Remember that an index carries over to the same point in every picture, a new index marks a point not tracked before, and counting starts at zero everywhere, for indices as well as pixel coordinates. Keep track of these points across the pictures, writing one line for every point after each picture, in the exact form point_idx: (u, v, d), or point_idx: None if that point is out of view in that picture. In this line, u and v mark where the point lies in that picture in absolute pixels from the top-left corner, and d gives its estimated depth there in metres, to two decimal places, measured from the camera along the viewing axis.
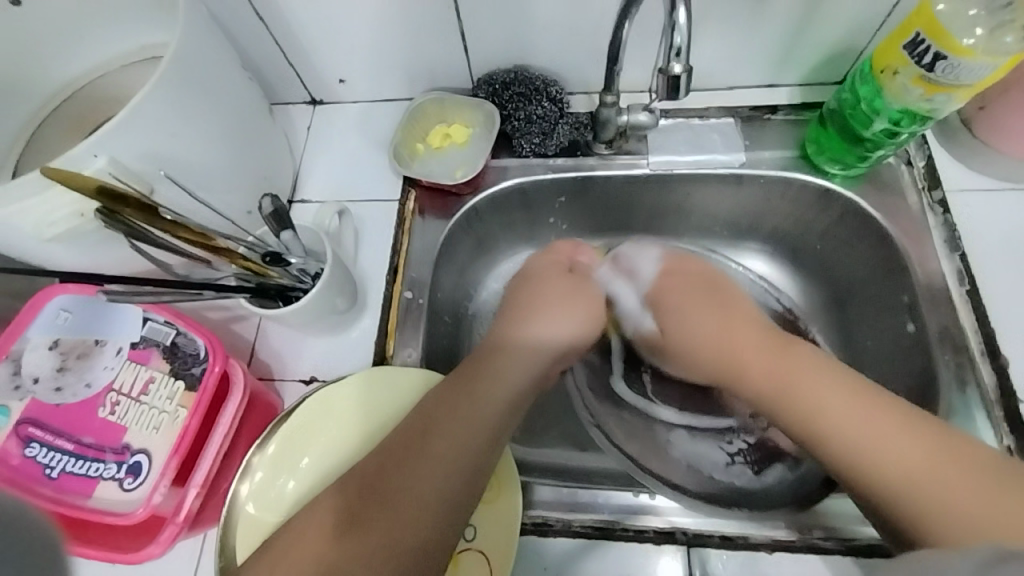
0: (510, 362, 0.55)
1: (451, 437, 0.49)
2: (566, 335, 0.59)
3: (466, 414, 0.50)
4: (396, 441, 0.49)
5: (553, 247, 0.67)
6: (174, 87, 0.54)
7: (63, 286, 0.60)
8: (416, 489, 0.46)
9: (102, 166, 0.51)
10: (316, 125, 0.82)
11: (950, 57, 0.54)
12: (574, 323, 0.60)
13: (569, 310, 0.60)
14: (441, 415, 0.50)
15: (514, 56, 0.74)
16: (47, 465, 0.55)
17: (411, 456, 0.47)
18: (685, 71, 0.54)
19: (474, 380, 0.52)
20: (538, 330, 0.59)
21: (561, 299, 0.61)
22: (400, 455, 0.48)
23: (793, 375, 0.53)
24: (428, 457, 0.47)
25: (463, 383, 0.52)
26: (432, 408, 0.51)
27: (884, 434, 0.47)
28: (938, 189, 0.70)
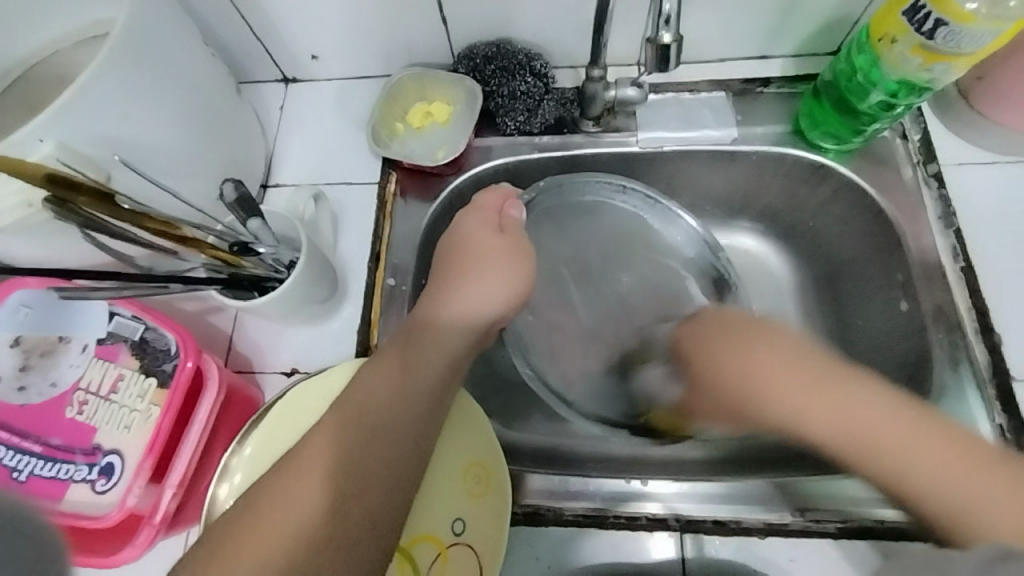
0: (434, 332, 0.53)
1: (387, 415, 0.47)
2: (496, 300, 0.57)
3: (397, 390, 0.48)
4: (330, 423, 0.46)
5: (478, 199, 0.63)
6: (124, 64, 0.50)
7: (22, 280, 0.56)
8: (374, 468, 0.45)
9: (50, 151, 0.47)
10: (289, 105, 0.77)
11: (952, 24, 0.52)
12: (504, 288, 0.58)
13: (503, 276, 0.58)
14: (374, 396, 0.48)
15: (496, 28, 0.70)
16: (14, 468, 0.53)
17: (358, 440, 0.45)
18: (675, 40, 0.51)
19: (406, 355, 0.51)
20: (468, 297, 0.56)
21: (491, 265, 0.58)
22: (349, 442, 0.45)
23: (824, 397, 0.48)
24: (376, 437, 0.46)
25: (401, 354, 0.51)
26: (366, 390, 0.48)
27: (927, 455, 0.44)
28: (933, 163, 0.68)
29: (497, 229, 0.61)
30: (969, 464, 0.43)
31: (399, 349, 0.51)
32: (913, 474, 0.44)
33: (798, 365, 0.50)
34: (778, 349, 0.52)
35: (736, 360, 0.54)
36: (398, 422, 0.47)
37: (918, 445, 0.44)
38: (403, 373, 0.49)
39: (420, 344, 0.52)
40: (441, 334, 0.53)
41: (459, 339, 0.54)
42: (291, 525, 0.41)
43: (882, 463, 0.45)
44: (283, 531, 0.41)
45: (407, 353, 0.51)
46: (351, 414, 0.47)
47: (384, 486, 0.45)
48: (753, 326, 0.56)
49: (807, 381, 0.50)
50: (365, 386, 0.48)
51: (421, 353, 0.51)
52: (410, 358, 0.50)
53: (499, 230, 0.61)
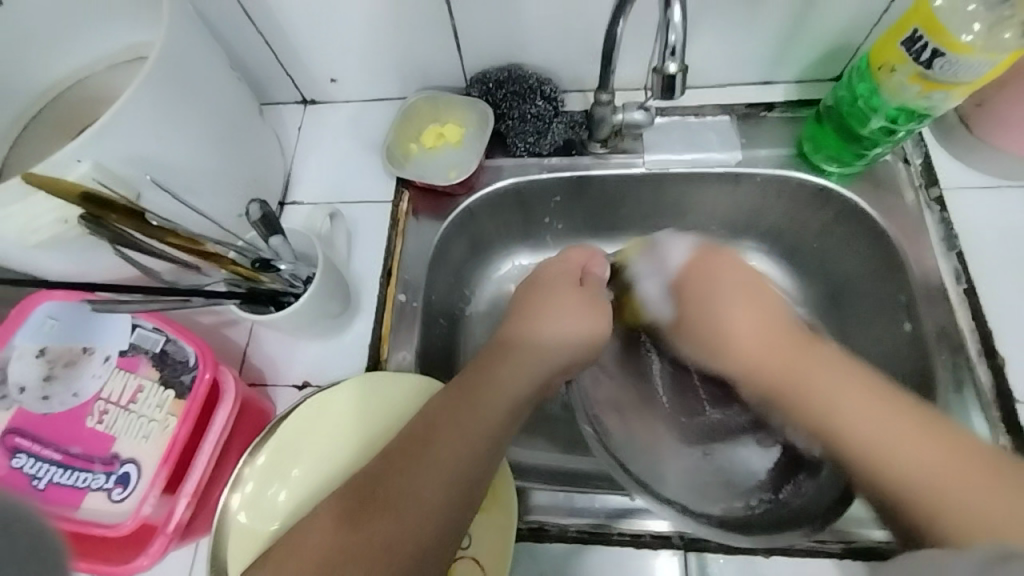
0: (516, 361, 0.53)
1: (449, 444, 0.46)
2: (576, 338, 0.56)
3: (469, 419, 0.47)
4: (396, 447, 0.46)
5: (565, 253, 0.65)
6: (159, 89, 0.53)
7: (49, 293, 0.58)
8: (424, 494, 0.43)
9: (86, 171, 0.49)
10: (307, 125, 0.80)
11: (947, 54, 0.54)
12: (584, 330, 0.57)
13: (580, 316, 0.57)
14: (443, 416, 0.48)
15: (507, 54, 0.73)
16: (35, 475, 0.55)
17: (415, 463, 0.44)
18: (680, 70, 0.53)
19: (478, 386, 0.50)
20: (550, 330, 0.56)
21: (571, 305, 0.58)
22: (408, 462, 0.44)
23: (796, 364, 0.51)
24: (435, 465, 0.44)
25: (474, 384, 0.50)
26: (435, 415, 0.48)
27: (873, 418, 0.45)
28: (935, 186, 0.70)
29: (578, 279, 0.62)
30: (946, 451, 0.41)
31: (473, 379, 0.51)
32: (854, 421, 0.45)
33: (778, 338, 0.54)
34: (776, 314, 0.56)
35: (739, 305, 0.57)
36: (459, 450, 0.46)
37: (888, 425, 0.44)
38: (472, 403, 0.48)
39: (490, 377, 0.51)
40: (514, 368, 0.52)
41: (530, 375, 0.52)
42: (338, 539, 0.40)
43: (824, 404, 0.48)
44: (328, 545, 0.40)
45: (481, 384, 0.50)
46: (414, 437, 0.46)
47: (428, 515, 0.42)
48: (763, 290, 0.59)
49: (781, 348, 0.53)
50: (436, 410, 0.48)
51: (491, 386, 0.50)
52: (482, 388, 0.50)
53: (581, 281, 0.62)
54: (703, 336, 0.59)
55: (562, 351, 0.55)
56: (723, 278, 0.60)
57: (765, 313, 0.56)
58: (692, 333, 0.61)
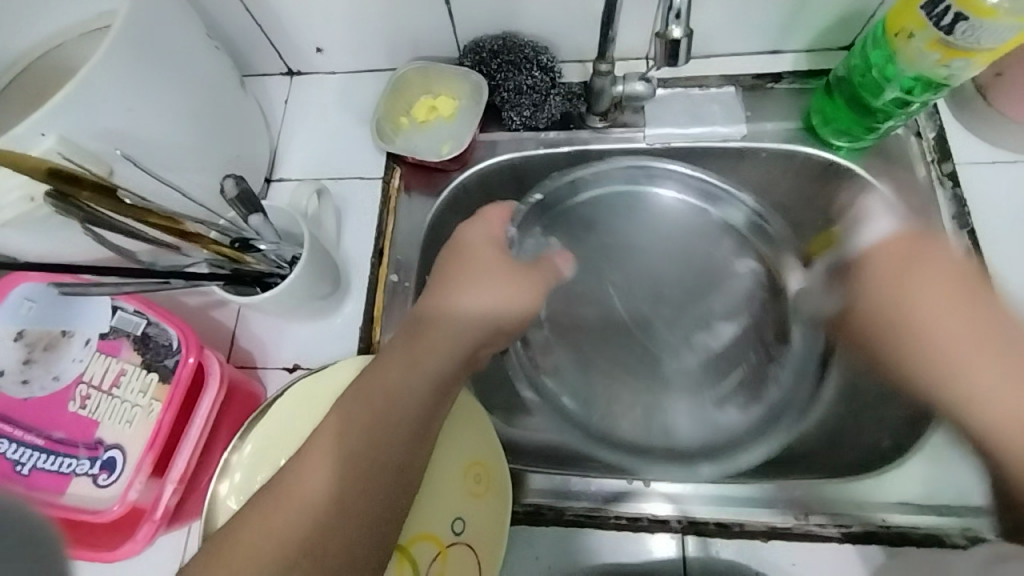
0: (429, 340, 0.52)
1: (386, 442, 0.46)
2: (492, 310, 0.56)
3: (394, 409, 0.48)
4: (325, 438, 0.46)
5: (483, 213, 0.61)
6: (129, 58, 0.49)
7: (25, 274, 0.56)
8: (366, 481, 0.45)
9: (52, 145, 0.47)
10: (294, 98, 0.77)
11: (971, 18, 0.51)
12: (498, 301, 0.56)
13: (492, 287, 0.57)
14: (366, 400, 0.48)
15: (502, 21, 0.69)
16: (18, 460, 0.54)
17: (360, 468, 0.45)
18: (686, 35, 0.50)
19: (404, 375, 0.49)
20: (466, 304, 0.55)
21: (489, 278, 0.57)
22: (349, 466, 0.45)
23: (956, 322, 0.55)
24: (376, 466, 0.46)
25: (393, 364, 0.50)
26: (366, 410, 0.47)
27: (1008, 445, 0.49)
28: (948, 162, 0.67)
29: (493, 240, 0.60)
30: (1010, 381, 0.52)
31: (400, 368, 0.50)
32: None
33: (939, 284, 0.57)
34: (945, 261, 0.58)
35: (958, 322, 0.55)
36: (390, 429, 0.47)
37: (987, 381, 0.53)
38: (395, 382, 0.49)
39: (408, 353, 0.51)
40: (430, 343, 0.52)
41: (452, 347, 0.53)
42: (279, 546, 0.42)
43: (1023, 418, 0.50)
44: (280, 548, 0.42)
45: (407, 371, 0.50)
46: (341, 424, 0.47)
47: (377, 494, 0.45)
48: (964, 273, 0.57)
49: (961, 304, 0.56)
50: (359, 393, 0.48)
51: (412, 362, 0.50)
52: (409, 377, 0.49)
53: (503, 253, 0.59)
54: (866, 351, 0.63)
55: (476, 321, 0.55)
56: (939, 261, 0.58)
57: (927, 265, 0.58)
58: (860, 297, 0.63)
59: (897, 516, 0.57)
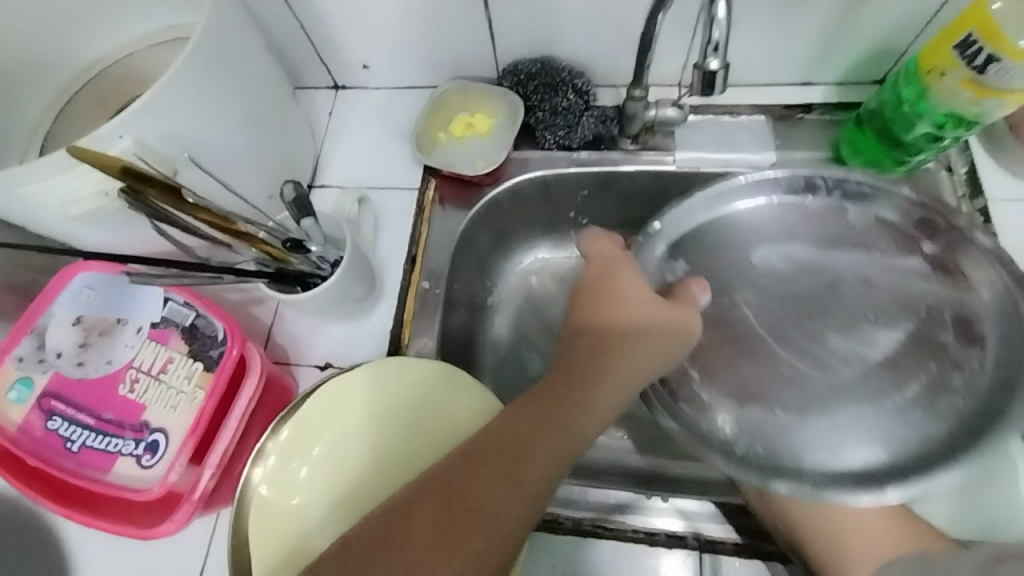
0: (620, 377, 0.49)
1: (546, 466, 0.45)
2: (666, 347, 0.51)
3: (564, 439, 0.46)
4: (494, 445, 0.45)
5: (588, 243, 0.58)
6: (200, 69, 0.54)
7: (87, 263, 0.60)
8: (511, 501, 0.43)
9: (129, 147, 0.51)
10: (339, 110, 0.81)
11: (1003, 60, 0.52)
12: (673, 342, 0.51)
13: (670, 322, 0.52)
14: (537, 419, 0.46)
15: (541, 46, 0.72)
16: (68, 438, 0.57)
17: (508, 477, 0.43)
18: (723, 67, 0.52)
19: (566, 404, 0.47)
20: (632, 323, 0.51)
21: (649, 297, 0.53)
22: (497, 470, 0.43)
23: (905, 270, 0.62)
24: (524, 481, 0.44)
25: (571, 392, 0.48)
26: (524, 426, 0.46)
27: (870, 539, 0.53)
28: (979, 197, 0.67)
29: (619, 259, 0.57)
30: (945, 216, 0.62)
31: (566, 394, 0.48)
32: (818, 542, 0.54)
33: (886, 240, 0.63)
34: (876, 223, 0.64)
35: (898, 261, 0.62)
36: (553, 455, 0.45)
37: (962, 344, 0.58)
38: (571, 412, 0.47)
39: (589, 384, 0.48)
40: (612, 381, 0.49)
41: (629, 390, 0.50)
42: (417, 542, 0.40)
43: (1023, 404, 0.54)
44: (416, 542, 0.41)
45: (572, 401, 0.47)
46: (514, 435, 0.45)
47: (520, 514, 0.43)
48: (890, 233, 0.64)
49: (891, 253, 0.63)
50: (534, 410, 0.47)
51: (591, 396, 0.48)
52: (571, 404, 0.47)
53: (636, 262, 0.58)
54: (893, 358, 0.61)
55: (652, 357, 0.50)
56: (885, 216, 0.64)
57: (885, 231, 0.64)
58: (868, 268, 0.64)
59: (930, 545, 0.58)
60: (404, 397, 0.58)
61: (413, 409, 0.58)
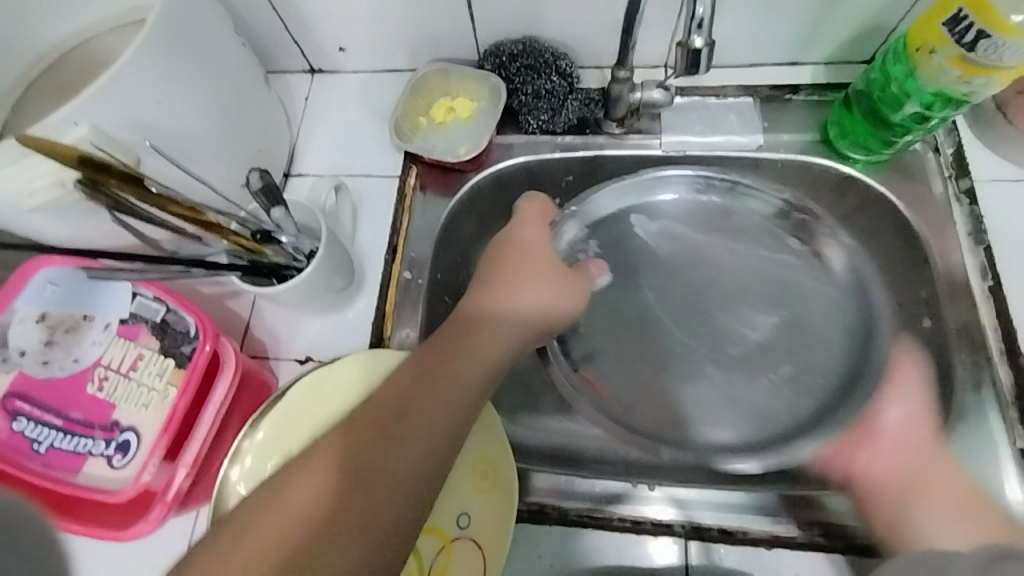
0: (495, 329, 0.47)
1: (428, 421, 0.42)
2: (554, 307, 0.50)
3: (446, 393, 0.43)
4: (368, 417, 0.41)
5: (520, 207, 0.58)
6: (161, 51, 0.51)
7: (50, 258, 0.57)
8: (398, 465, 0.40)
9: (83, 134, 0.48)
10: (315, 95, 0.78)
11: (994, 36, 0.50)
12: (559, 299, 0.51)
13: (550, 282, 0.51)
14: (410, 381, 0.43)
15: (523, 27, 0.70)
16: (35, 439, 0.55)
17: (385, 440, 0.40)
18: (707, 45, 0.50)
19: (450, 359, 0.45)
20: (520, 301, 0.49)
21: (542, 257, 0.52)
22: (374, 437, 0.40)
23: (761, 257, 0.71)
24: (404, 440, 0.40)
25: (446, 349, 0.45)
26: (399, 387, 0.43)
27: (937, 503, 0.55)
28: (965, 178, 0.67)
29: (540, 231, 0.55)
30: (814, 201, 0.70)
31: (444, 350, 0.45)
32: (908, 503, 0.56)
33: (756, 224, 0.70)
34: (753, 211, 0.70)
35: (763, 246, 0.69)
36: (437, 411, 0.42)
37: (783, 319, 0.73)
38: (449, 363, 0.44)
39: (466, 338, 0.46)
40: (489, 333, 0.47)
41: (509, 338, 0.47)
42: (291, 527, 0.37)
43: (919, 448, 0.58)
44: (287, 529, 0.37)
45: (451, 355, 0.45)
46: (388, 399, 0.42)
47: (411, 476, 0.40)
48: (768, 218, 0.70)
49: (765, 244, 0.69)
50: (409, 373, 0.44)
51: (467, 347, 0.45)
52: (455, 357, 0.45)
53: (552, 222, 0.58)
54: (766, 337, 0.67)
55: (536, 321, 0.49)
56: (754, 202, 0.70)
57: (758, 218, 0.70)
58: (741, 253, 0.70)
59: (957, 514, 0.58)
60: (374, 392, 0.56)
61: None
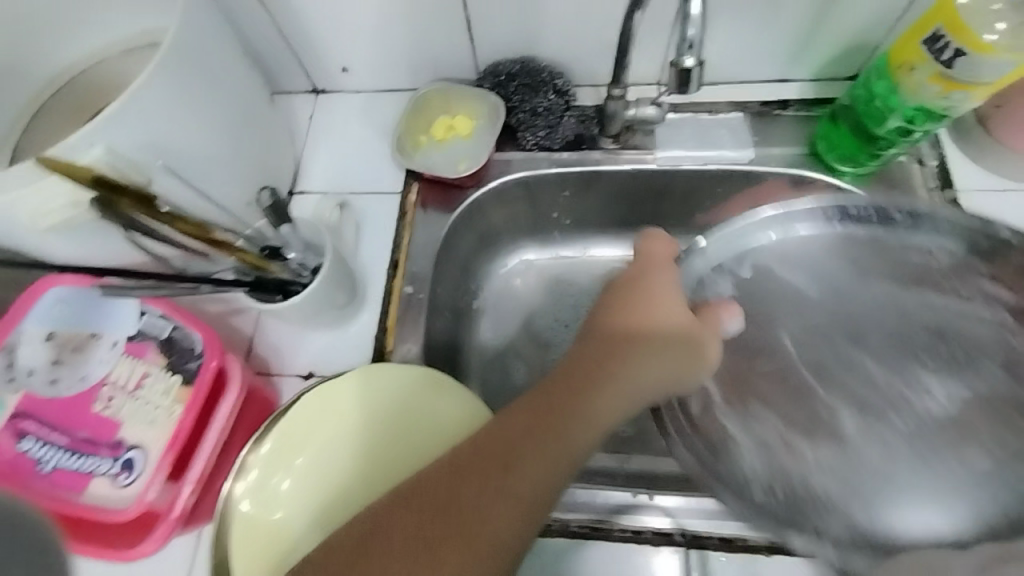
0: (625, 382, 0.47)
1: (537, 470, 0.43)
2: (682, 340, 0.51)
3: (565, 447, 0.44)
4: (485, 454, 0.43)
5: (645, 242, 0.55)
6: (173, 74, 0.52)
7: (57, 277, 0.58)
8: (499, 514, 0.42)
9: (101, 155, 0.49)
10: (318, 114, 0.80)
11: (969, 53, 0.53)
12: (685, 330, 0.51)
13: (680, 319, 0.52)
14: (522, 423, 0.45)
15: (521, 47, 0.72)
16: (40, 459, 0.55)
17: (493, 485, 0.42)
18: (697, 65, 0.52)
19: (576, 407, 0.46)
20: (657, 333, 0.50)
21: (666, 298, 0.52)
22: (482, 475, 0.42)
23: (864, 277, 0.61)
24: (509, 487, 0.42)
25: (568, 398, 0.46)
26: (520, 430, 0.44)
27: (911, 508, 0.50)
28: (949, 189, 0.69)
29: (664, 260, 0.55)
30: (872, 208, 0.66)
31: (565, 400, 0.46)
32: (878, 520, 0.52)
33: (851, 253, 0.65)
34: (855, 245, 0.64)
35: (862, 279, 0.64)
36: (552, 464, 0.44)
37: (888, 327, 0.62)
38: (577, 416, 0.45)
39: (600, 389, 0.46)
40: (625, 383, 0.47)
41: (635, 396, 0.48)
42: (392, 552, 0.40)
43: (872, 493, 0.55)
44: (392, 551, 0.40)
45: (569, 405, 0.45)
46: (508, 439, 0.44)
47: (519, 521, 0.42)
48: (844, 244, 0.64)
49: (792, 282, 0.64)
50: (531, 411, 0.45)
51: (597, 403, 0.46)
52: (570, 407, 0.45)
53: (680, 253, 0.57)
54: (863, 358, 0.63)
55: (669, 360, 0.50)
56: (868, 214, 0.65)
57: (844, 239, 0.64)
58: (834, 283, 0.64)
59: None
60: (377, 408, 0.57)
61: (396, 417, 0.57)
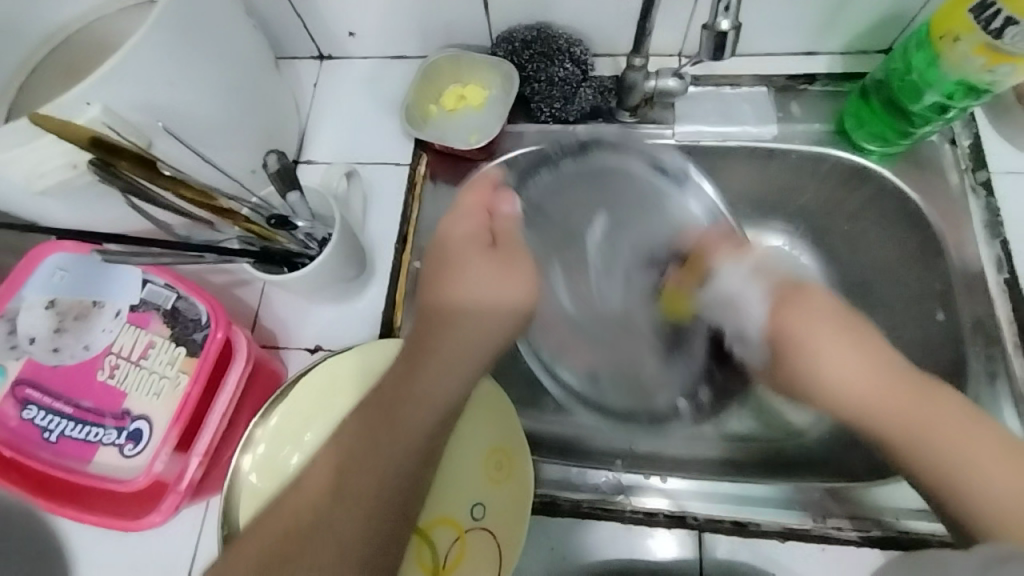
0: (448, 344, 0.50)
1: (376, 450, 0.45)
2: (498, 304, 0.53)
3: (405, 421, 0.46)
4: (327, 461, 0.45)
5: (463, 201, 0.57)
6: (171, 32, 0.49)
7: (60, 243, 0.57)
8: (355, 500, 0.43)
9: (97, 114, 0.47)
10: (324, 81, 0.77)
11: (1021, 23, 0.50)
12: (506, 293, 0.54)
13: (493, 282, 0.54)
14: (359, 422, 0.47)
15: (538, 13, 0.69)
16: (45, 427, 0.54)
17: (336, 480, 0.44)
18: (733, 28, 0.49)
19: (411, 383, 0.48)
20: (477, 311, 0.53)
21: (478, 254, 0.55)
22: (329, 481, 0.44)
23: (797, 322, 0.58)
24: (355, 474, 0.44)
25: (402, 379, 0.49)
26: (358, 430, 0.46)
27: (912, 401, 0.50)
28: (982, 170, 0.66)
29: (484, 224, 0.57)
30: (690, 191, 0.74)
31: (403, 377, 0.49)
32: (963, 471, 0.45)
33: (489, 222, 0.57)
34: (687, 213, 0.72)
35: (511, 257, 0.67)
36: (397, 440, 0.46)
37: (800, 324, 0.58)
38: (412, 386, 0.48)
39: (437, 352, 0.50)
40: (446, 349, 0.50)
41: (469, 354, 0.50)
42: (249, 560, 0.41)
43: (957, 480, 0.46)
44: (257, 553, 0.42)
45: (405, 386, 0.48)
46: (349, 436, 0.46)
47: (372, 502, 0.44)
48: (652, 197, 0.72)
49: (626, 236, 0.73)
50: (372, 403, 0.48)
51: (439, 362, 0.49)
52: (405, 393, 0.47)
53: (497, 198, 0.58)
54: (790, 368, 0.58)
55: (483, 325, 0.52)
56: (471, 197, 0.57)
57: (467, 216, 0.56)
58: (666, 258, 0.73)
59: (915, 523, 0.57)
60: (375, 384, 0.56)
61: None
